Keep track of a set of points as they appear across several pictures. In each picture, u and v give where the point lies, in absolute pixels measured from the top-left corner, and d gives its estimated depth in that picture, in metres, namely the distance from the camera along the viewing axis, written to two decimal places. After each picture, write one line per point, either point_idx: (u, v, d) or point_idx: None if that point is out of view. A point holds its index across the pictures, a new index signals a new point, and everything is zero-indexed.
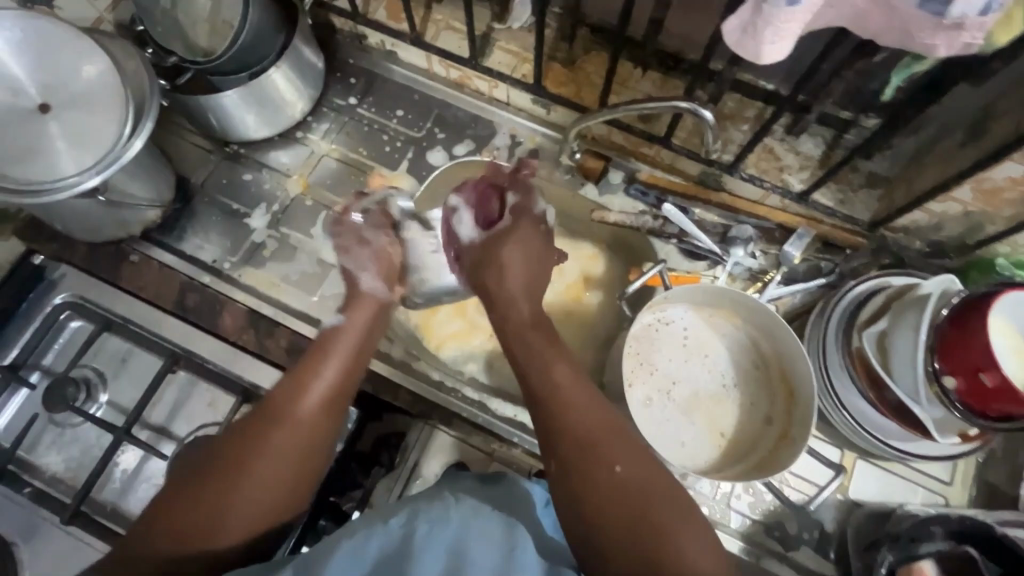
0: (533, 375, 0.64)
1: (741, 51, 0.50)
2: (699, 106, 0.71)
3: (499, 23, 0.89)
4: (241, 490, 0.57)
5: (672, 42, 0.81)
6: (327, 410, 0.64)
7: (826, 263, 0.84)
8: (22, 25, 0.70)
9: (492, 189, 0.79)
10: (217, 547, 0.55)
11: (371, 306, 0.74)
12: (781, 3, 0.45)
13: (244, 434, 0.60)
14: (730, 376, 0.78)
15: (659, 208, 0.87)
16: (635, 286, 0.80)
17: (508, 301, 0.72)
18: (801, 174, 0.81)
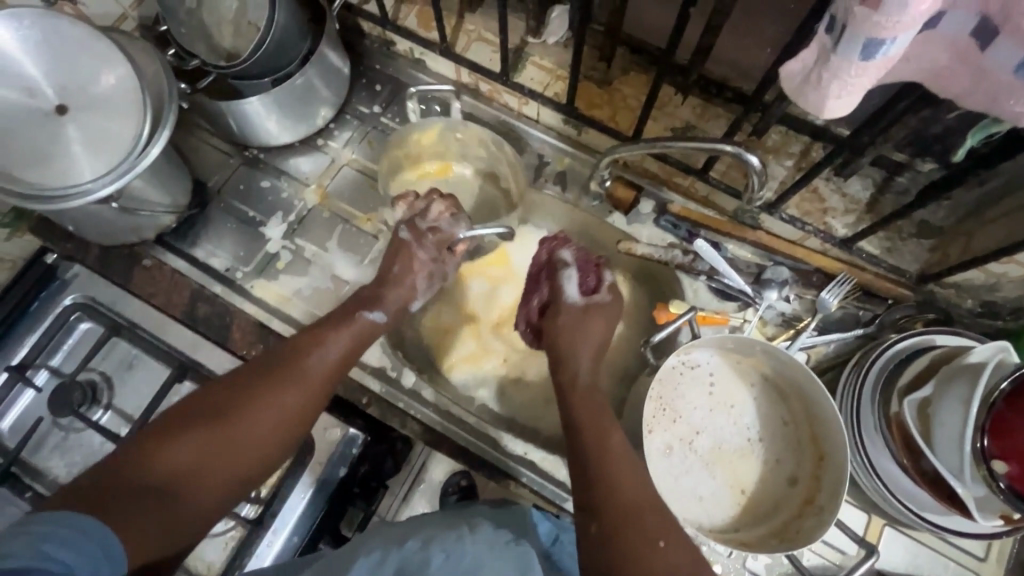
0: (588, 424, 0.61)
1: (802, 102, 0.47)
2: (744, 150, 0.66)
3: (534, 36, 0.85)
4: (242, 433, 0.57)
5: (718, 68, 0.76)
6: (333, 375, 0.66)
7: (865, 313, 0.79)
8: (40, 25, 0.67)
9: (592, 262, 0.76)
10: (208, 482, 0.54)
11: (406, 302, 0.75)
12: (854, 58, 0.41)
13: (256, 382, 0.61)
14: (755, 430, 0.74)
15: (690, 243, 0.82)
16: (661, 334, 0.74)
17: (568, 355, 0.68)
18: (846, 218, 0.77)
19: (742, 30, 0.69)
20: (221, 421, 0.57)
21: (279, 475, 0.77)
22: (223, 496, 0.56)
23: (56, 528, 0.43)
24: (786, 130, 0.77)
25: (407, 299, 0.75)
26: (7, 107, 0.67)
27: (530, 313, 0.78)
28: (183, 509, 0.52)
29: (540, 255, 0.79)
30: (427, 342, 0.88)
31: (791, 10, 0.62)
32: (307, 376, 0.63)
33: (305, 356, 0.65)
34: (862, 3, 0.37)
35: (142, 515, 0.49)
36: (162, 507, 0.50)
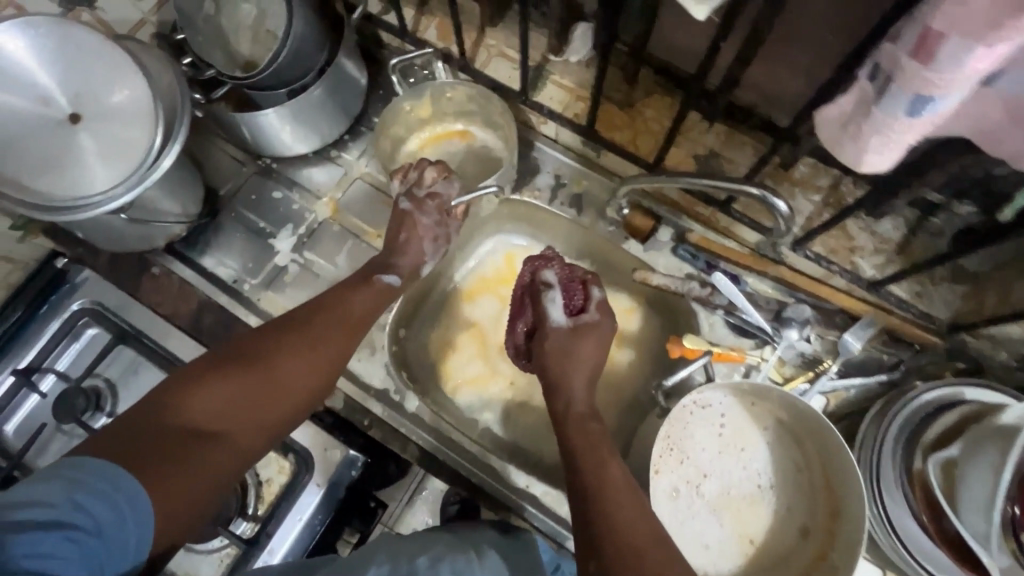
0: (583, 457, 0.58)
1: (840, 154, 0.45)
2: (772, 194, 0.61)
3: (556, 54, 0.83)
4: (266, 384, 0.58)
5: (747, 96, 0.72)
6: (351, 334, 0.67)
7: (890, 357, 0.74)
8: (54, 33, 0.66)
9: (576, 280, 0.73)
10: (233, 430, 0.55)
11: (414, 270, 0.76)
12: (900, 113, 0.38)
13: (277, 338, 0.62)
14: (767, 476, 0.71)
15: (708, 275, 0.79)
16: (676, 377, 0.73)
17: (562, 382, 0.65)
18: (875, 258, 0.75)
19: (778, 59, 0.64)
20: (243, 371, 0.58)
21: (277, 493, 0.77)
22: (251, 444, 0.57)
23: (90, 479, 0.45)
24: (815, 162, 0.75)
25: (414, 267, 0.76)
26: (17, 114, 0.65)
27: (517, 341, 0.76)
28: (211, 457, 0.52)
29: (524, 278, 0.78)
30: (432, 361, 0.86)
31: (830, 43, 0.58)
32: (326, 331, 0.65)
33: (323, 313, 0.66)
34: (910, 58, 0.35)
35: (171, 461, 0.49)
36: (190, 454, 0.51)
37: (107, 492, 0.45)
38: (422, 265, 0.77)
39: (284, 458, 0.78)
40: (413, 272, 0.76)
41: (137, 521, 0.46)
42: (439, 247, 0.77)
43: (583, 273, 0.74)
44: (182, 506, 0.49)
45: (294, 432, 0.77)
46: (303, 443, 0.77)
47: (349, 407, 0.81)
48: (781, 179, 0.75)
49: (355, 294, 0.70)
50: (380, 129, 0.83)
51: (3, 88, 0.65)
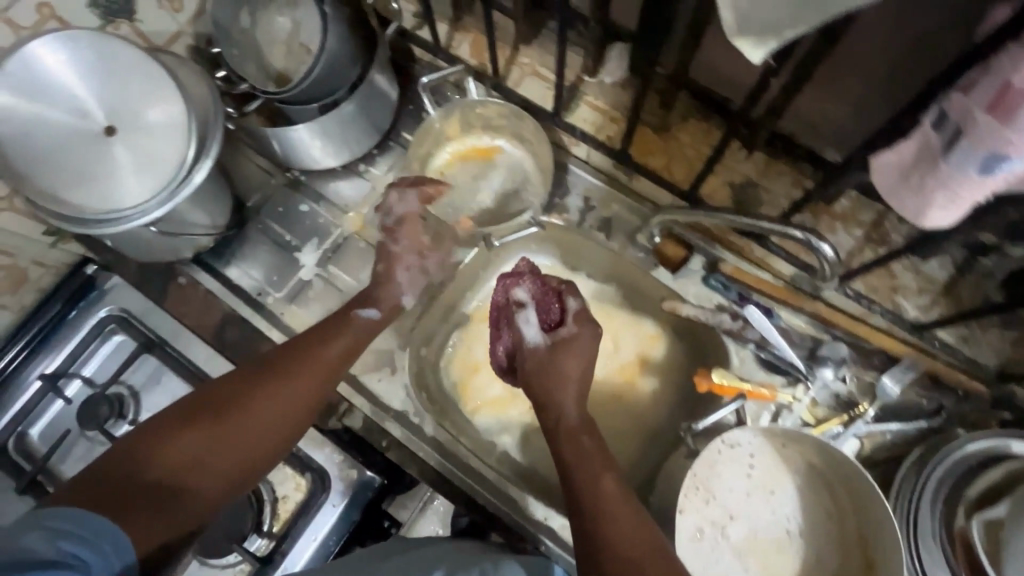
0: (576, 471, 0.55)
1: (897, 207, 0.43)
2: (817, 238, 0.60)
3: (590, 75, 0.81)
4: (245, 425, 0.57)
5: (789, 124, 0.69)
6: (330, 373, 0.64)
7: (930, 402, 0.71)
8: (87, 45, 0.66)
9: (552, 292, 0.69)
10: (201, 480, 0.53)
11: (398, 306, 0.74)
12: (970, 172, 0.37)
13: (252, 380, 0.60)
14: (796, 522, 0.69)
15: (741, 307, 0.76)
16: (708, 420, 0.71)
17: (549, 399, 0.61)
18: (918, 298, 0.72)
19: (825, 88, 0.62)
20: (224, 412, 0.56)
21: (292, 511, 0.77)
22: (226, 489, 0.55)
23: (81, 521, 0.43)
24: (858, 196, 0.72)
25: (397, 304, 0.74)
26: (50, 127, 0.65)
27: (499, 359, 0.72)
28: (183, 504, 0.51)
29: (498, 299, 0.73)
30: (451, 382, 0.84)
31: (881, 71, 0.56)
32: (310, 367, 0.63)
33: (307, 348, 0.64)
34: (987, 115, 0.34)
35: (143, 510, 0.48)
36: (163, 502, 0.49)
37: (99, 539, 0.43)
38: (404, 300, 0.75)
39: (301, 475, 0.78)
40: (395, 306, 0.74)
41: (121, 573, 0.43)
42: (418, 279, 0.77)
43: (556, 284, 0.70)
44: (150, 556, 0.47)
45: (314, 449, 0.78)
46: (322, 463, 0.78)
47: (367, 428, 0.80)
48: (821, 213, 0.72)
49: (339, 328, 0.68)
50: (412, 150, 0.82)
51: (37, 100, 0.65)
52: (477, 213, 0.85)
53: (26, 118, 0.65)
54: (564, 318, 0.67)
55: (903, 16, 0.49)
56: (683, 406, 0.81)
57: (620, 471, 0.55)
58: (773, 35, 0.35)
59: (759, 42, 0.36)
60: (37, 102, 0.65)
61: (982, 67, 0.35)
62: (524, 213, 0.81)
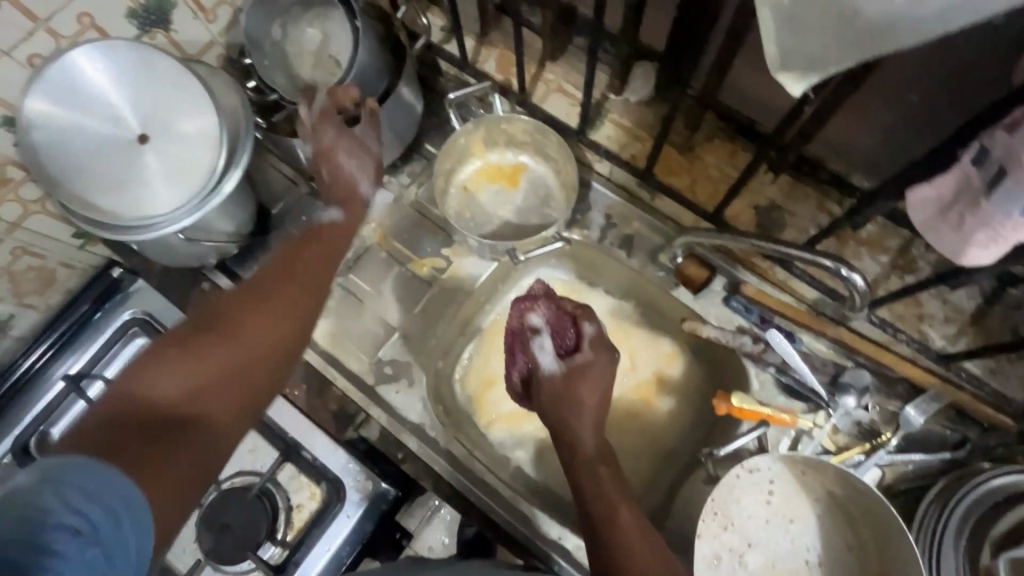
0: (595, 503, 0.55)
1: (936, 245, 0.44)
2: (849, 268, 0.60)
3: (616, 94, 0.81)
4: (231, 355, 0.49)
5: (817, 149, 0.70)
6: (318, 276, 0.58)
7: (954, 434, 0.70)
8: (126, 56, 0.67)
9: (568, 317, 0.66)
10: (209, 409, 0.46)
11: (359, 200, 0.65)
12: (1014, 211, 0.38)
13: (237, 298, 0.53)
14: (815, 552, 0.68)
15: (761, 329, 0.76)
16: (727, 448, 0.72)
17: (566, 428, 0.58)
18: (945, 327, 0.71)
19: (855, 115, 0.62)
20: (203, 345, 0.48)
21: (306, 520, 0.77)
22: (243, 413, 0.49)
23: (81, 471, 0.37)
24: (885, 223, 0.71)
25: (357, 196, 0.65)
26: (86, 134, 0.66)
27: (514, 386, 0.71)
28: (183, 449, 0.44)
29: (513, 324, 0.72)
30: (467, 396, 0.84)
31: (911, 103, 0.57)
32: (296, 273, 0.57)
33: (289, 261, 0.58)
34: None
35: (133, 466, 0.41)
36: (155, 451, 0.43)
37: (108, 493, 0.37)
38: (363, 188, 0.65)
39: (316, 484, 0.79)
40: (352, 194, 0.64)
41: (138, 531, 0.38)
42: (367, 160, 0.66)
43: (571, 308, 0.67)
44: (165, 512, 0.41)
45: (330, 458, 0.78)
46: (337, 472, 0.78)
47: (383, 440, 0.80)
48: (847, 239, 0.72)
49: (316, 241, 0.61)
50: (436, 165, 0.83)
51: (75, 108, 0.66)
52: (497, 226, 0.85)
53: (62, 124, 0.66)
54: (579, 343, 0.64)
55: (940, 52, 0.50)
56: (700, 427, 0.81)
57: (634, 498, 0.56)
58: (815, 70, 0.35)
59: (801, 76, 0.36)
60: (74, 110, 0.66)
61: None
62: (549, 229, 0.81)
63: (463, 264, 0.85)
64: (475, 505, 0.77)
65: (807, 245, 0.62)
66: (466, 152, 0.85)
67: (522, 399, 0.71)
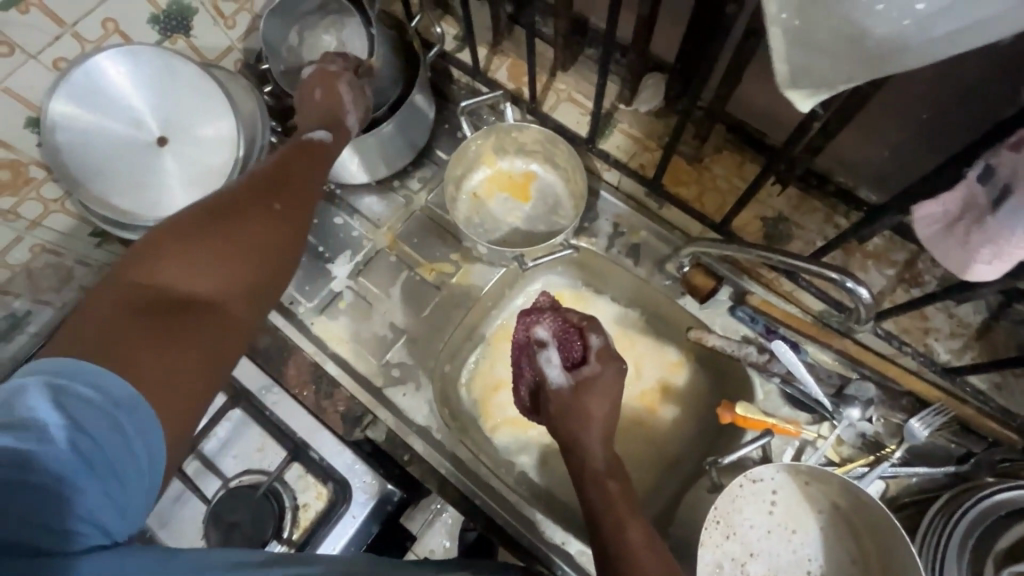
0: (602, 518, 0.55)
1: (941, 258, 0.44)
2: (853, 281, 0.61)
3: (625, 104, 0.82)
4: (228, 252, 0.52)
5: (824, 162, 0.71)
6: (302, 189, 0.60)
7: (958, 448, 0.71)
8: (146, 59, 0.69)
9: (573, 330, 0.69)
10: (209, 303, 0.49)
11: (345, 129, 0.69)
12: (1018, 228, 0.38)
13: (227, 203, 0.54)
14: (818, 563, 0.68)
15: (767, 340, 0.77)
16: (730, 457, 0.70)
17: (575, 442, 0.60)
18: (950, 341, 0.72)
19: (864, 130, 0.63)
20: (200, 242, 0.51)
21: (313, 519, 0.75)
22: (243, 310, 0.52)
23: (95, 381, 0.41)
24: (892, 235, 0.72)
25: (344, 127, 0.69)
26: (111, 137, 0.69)
27: (523, 400, 0.72)
28: (191, 336, 0.47)
29: (520, 336, 0.74)
30: (473, 400, 0.85)
31: (920, 120, 0.58)
32: (283, 185, 0.58)
33: (277, 173, 0.59)
34: None
35: (139, 351, 0.44)
36: (164, 335, 0.46)
37: (113, 417, 0.41)
38: (349, 121, 0.70)
39: (322, 484, 0.77)
40: (337, 120, 0.68)
41: (143, 447, 0.42)
42: (361, 100, 0.72)
43: (577, 320, 0.69)
44: (174, 397, 0.45)
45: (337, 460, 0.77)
46: (343, 472, 0.76)
47: (390, 440, 0.81)
48: (853, 252, 0.73)
49: (305, 152, 0.63)
50: (448, 171, 0.84)
51: (99, 112, 0.68)
52: (506, 233, 0.86)
53: (86, 127, 0.68)
54: (586, 355, 0.66)
55: (949, 70, 0.51)
56: (704, 435, 0.81)
57: (643, 514, 0.56)
58: (825, 88, 0.36)
59: (811, 93, 0.37)
60: (99, 114, 0.68)
61: None
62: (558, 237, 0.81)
63: (472, 270, 0.86)
64: (480, 509, 0.78)
65: (811, 258, 0.63)
66: (477, 159, 0.87)
67: (530, 413, 0.71)
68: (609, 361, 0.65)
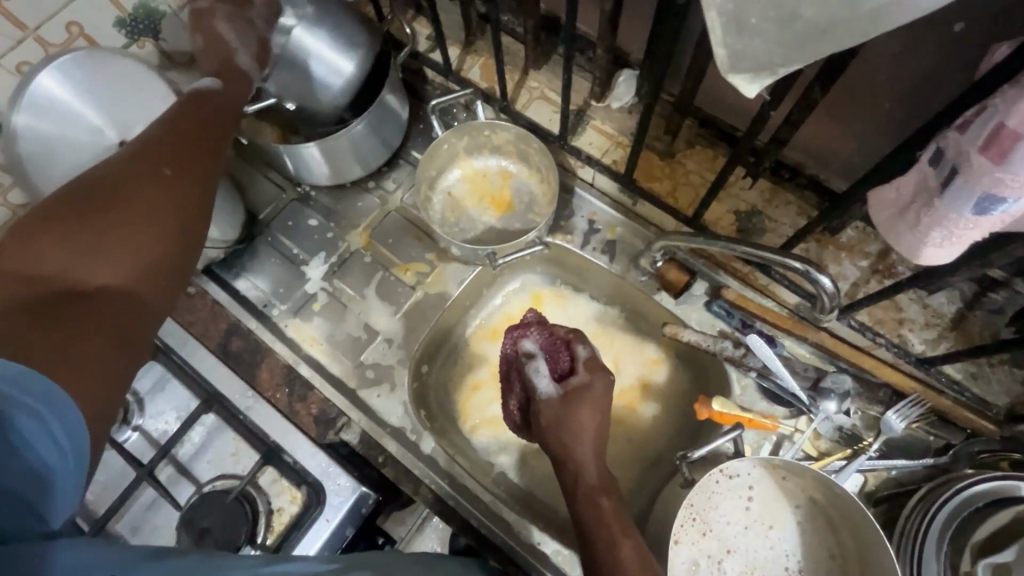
0: (594, 535, 0.54)
1: (898, 244, 0.48)
2: (816, 270, 0.61)
3: (597, 100, 0.82)
4: (120, 229, 0.48)
5: (795, 154, 0.71)
6: (199, 154, 0.56)
7: (937, 440, 0.70)
8: (85, 59, 0.65)
9: (563, 342, 0.67)
10: (116, 285, 0.47)
11: (237, 70, 0.64)
12: (965, 211, 0.41)
13: (117, 175, 0.50)
14: (795, 559, 0.67)
15: (743, 334, 0.76)
16: (703, 451, 0.69)
17: (568, 458, 0.59)
18: (925, 333, 0.71)
19: (830, 120, 0.63)
20: (87, 221, 0.47)
21: (287, 523, 0.72)
22: (152, 286, 0.49)
23: None
24: (864, 227, 0.71)
25: (238, 72, 0.64)
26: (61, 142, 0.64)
27: (513, 415, 0.70)
28: (93, 322, 0.45)
29: (508, 351, 0.72)
30: (451, 401, 0.85)
31: (884, 109, 0.58)
32: (176, 150, 0.54)
33: (168, 138, 0.55)
34: (982, 155, 0.37)
35: (43, 340, 0.42)
36: (66, 321, 0.43)
37: (24, 399, 0.39)
38: (241, 60, 0.65)
39: (297, 487, 0.74)
40: (230, 66, 0.64)
41: (67, 434, 0.41)
42: (248, 35, 0.65)
43: (564, 333, 0.68)
44: (94, 383, 0.43)
45: (309, 462, 0.75)
46: (318, 475, 0.74)
47: (365, 443, 0.80)
48: (825, 244, 0.72)
49: (196, 108, 0.58)
50: (421, 171, 0.84)
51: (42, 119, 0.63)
52: (481, 232, 0.86)
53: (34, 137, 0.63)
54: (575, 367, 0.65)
55: (905, 53, 0.51)
56: (682, 431, 0.80)
57: (637, 532, 0.55)
58: (767, 70, 0.36)
59: (754, 77, 0.37)
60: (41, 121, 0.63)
61: (976, 108, 0.39)
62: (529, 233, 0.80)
63: (447, 269, 0.86)
64: (456, 511, 0.77)
65: (782, 251, 0.62)
66: (452, 158, 0.87)
67: (521, 428, 0.70)
68: (599, 371, 0.64)
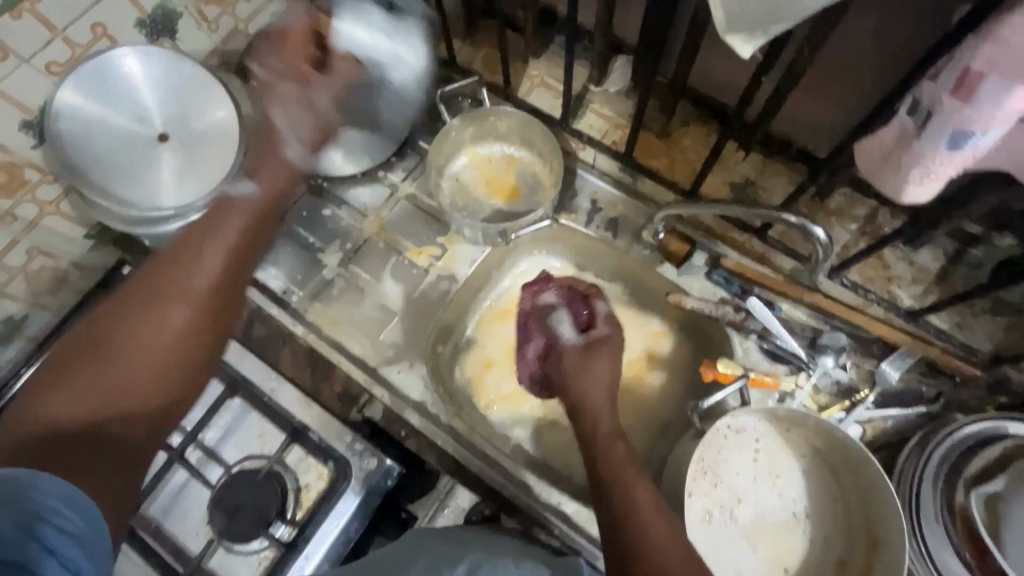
0: (605, 471, 0.58)
1: (882, 185, 0.52)
2: (811, 223, 0.65)
3: (596, 86, 0.88)
4: (130, 367, 0.48)
5: (783, 127, 0.75)
6: (229, 275, 0.53)
7: (928, 390, 0.74)
8: (158, 62, 0.76)
9: (579, 297, 0.72)
10: (124, 421, 0.47)
11: (279, 167, 0.60)
12: (941, 147, 0.45)
13: (131, 302, 0.49)
14: (802, 505, 0.72)
15: (742, 300, 0.80)
16: (711, 400, 0.72)
17: (578, 404, 0.62)
18: (912, 288, 0.76)
19: (816, 91, 0.67)
20: (99, 354, 0.47)
21: (315, 499, 0.74)
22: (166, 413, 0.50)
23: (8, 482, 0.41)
24: (851, 193, 0.76)
25: (283, 166, 0.60)
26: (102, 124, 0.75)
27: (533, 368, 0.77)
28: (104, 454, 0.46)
29: (526, 306, 0.80)
30: (464, 378, 0.86)
31: (866, 87, 0.64)
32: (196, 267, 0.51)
33: (186, 253, 0.52)
34: (952, 96, 0.42)
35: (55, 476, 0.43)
36: (76, 462, 0.45)
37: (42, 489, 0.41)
38: (295, 154, 0.61)
39: (324, 464, 0.76)
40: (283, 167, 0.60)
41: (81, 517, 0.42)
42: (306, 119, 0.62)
43: (584, 288, 0.73)
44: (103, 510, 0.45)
45: (336, 439, 0.76)
46: (346, 453, 0.75)
47: (387, 418, 0.84)
48: (817, 209, 0.76)
49: (225, 216, 0.54)
50: (428, 159, 0.88)
51: (95, 96, 0.73)
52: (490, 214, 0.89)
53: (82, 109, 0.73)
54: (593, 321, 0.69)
55: (880, 27, 0.57)
56: (691, 397, 0.84)
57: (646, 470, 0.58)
58: (760, 30, 0.41)
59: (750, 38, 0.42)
60: (92, 95, 0.73)
61: (947, 58, 0.43)
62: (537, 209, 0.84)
63: (457, 251, 0.89)
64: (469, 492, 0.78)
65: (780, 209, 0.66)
66: (458, 145, 0.90)
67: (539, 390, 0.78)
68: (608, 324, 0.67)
